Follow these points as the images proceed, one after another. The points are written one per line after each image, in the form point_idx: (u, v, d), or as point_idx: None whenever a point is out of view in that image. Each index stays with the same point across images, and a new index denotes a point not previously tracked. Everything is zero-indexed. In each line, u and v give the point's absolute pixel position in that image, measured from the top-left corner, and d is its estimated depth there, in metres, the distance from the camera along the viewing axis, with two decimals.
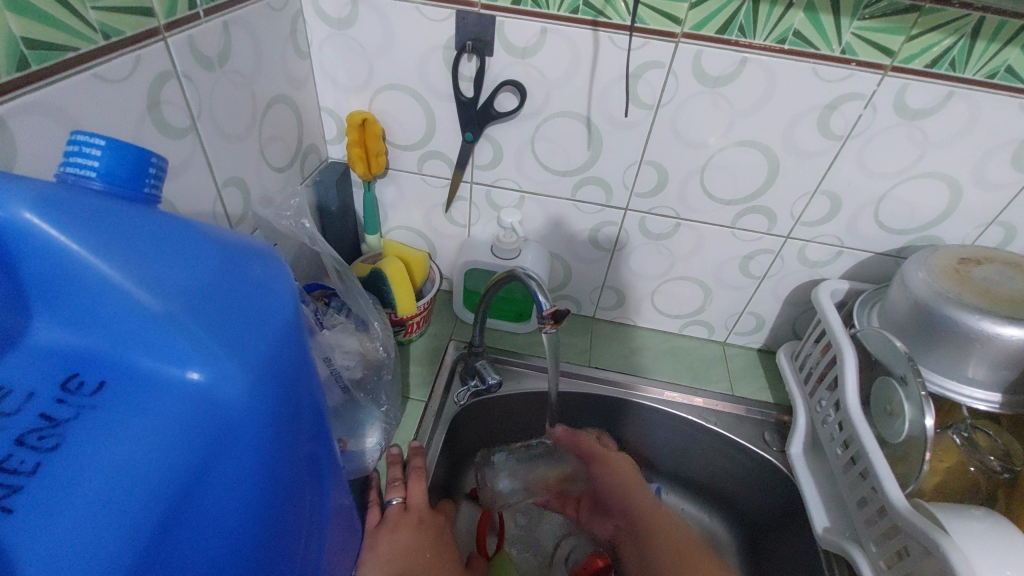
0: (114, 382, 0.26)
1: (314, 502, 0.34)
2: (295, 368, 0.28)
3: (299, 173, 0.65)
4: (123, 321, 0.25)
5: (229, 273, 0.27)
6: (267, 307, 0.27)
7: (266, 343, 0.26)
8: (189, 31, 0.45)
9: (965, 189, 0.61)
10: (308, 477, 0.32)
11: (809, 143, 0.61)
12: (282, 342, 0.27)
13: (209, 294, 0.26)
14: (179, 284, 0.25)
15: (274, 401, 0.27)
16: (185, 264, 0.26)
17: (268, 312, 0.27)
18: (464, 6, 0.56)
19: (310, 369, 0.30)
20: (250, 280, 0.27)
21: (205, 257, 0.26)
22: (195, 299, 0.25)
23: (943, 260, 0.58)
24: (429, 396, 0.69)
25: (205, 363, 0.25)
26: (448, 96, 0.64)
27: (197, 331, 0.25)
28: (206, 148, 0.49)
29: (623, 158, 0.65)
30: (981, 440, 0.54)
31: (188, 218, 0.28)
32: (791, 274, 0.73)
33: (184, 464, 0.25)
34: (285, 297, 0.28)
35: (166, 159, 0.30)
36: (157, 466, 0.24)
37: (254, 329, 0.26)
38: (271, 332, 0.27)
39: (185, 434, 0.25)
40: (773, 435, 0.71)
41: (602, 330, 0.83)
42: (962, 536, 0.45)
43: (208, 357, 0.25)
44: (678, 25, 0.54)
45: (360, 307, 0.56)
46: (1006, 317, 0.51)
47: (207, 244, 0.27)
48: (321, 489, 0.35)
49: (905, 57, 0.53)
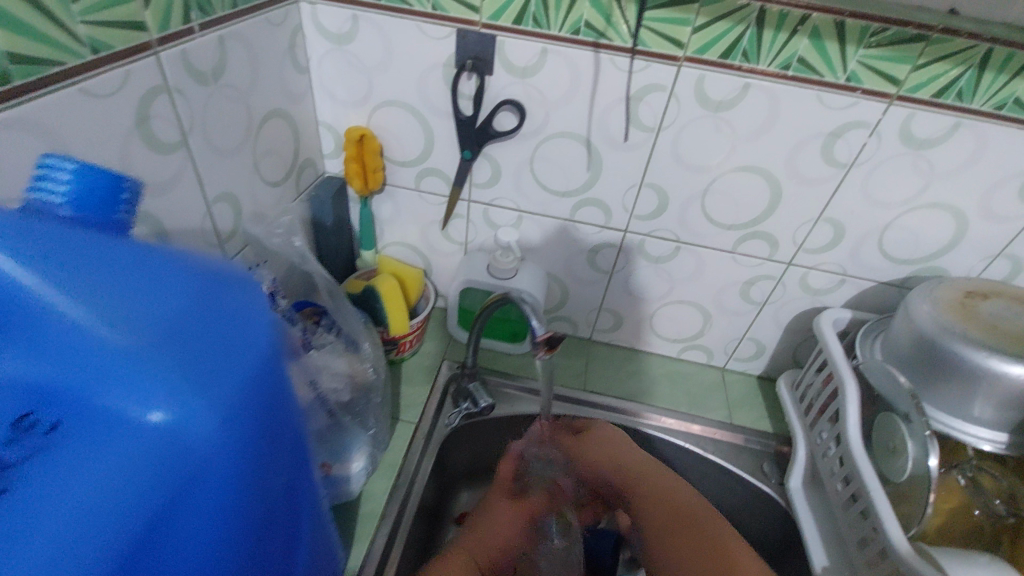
0: (71, 420, 0.24)
1: (287, 542, 0.33)
2: (273, 401, 0.28)
3: (293, 187, 0.64)
4: (84, 357, 0.24)
5: (206, 305, 0.26)
6: (244, 341, 0.26)
7: (242, 378, 0.26)
8: (183, 46, 0.44)
9: (971, 220, 0.60)
10: (286, 506, 0.32)
11: (812, 170, 0.59)
12: (259, 376, 0.26)
13: (182, 329, 0.25)
14: (148, 316, 0.24)
15: (244, 435, 0.26)
16: (156, 297, 0.25)
17: (245, 348, 0.26)
18: (465, 25, 0.56)
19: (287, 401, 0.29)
20: (228, 313, 0.26)
21: (182, 289, 0.26)
22: (168, 335, 0.25)
23: (948, 292, 0.57)
24: (419, 417, 0.67)
25: (172, 401, 0.24)
26: (447, 114, 0.63)
27: (164, 363, 0.24)
28: (197, 163, 0.48)
29: (623, 180, 0.64)
30: (986, 482, 0.52)
31: (163, 249, 0.27)
32: (793, 301, 0.71)
33: (144, 506, 0.23)
34: (261, 327, 0.27)
35: (140, 183, 0.30)
36: (114, 509, 0.23)
37: (229, 365, 0.25)
38: (244, 364, 0.26)
39: (146, 472, 0.24)
40: (771, 467, 0.69)
41: (599, 353, 0.81)
42: None
43: (175, 390, 0.24)
44: (680, 49, 0.54)
45: (352, 328, 0.55)
46: (1013, 354, 0.49)
47: (181, 276, 0.26)
48: (296, 528, 0.34)
49: (910, 87, 0.53)
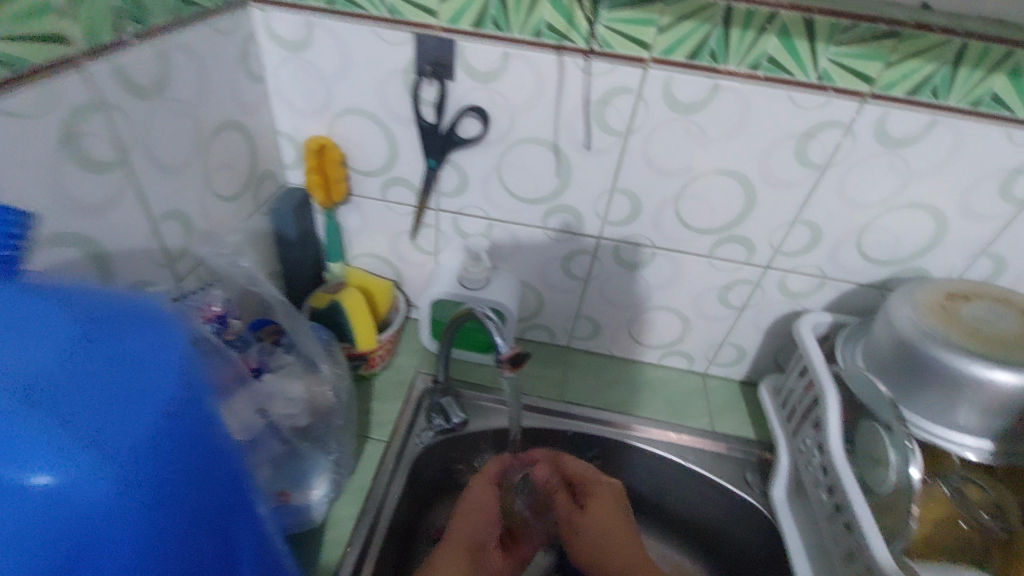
0: None
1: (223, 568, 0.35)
2: (181, 432, 0.31)
3: (251, 200, 0.62)
4: None
5: (111, 352, 0.30)
6: (143, 388, 0.29)
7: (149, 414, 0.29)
8: (116, 58, 0.41)
9: (950, 220, 0.58)
10: (215, 533, 0.34)
11: (786, 172, 0.58)
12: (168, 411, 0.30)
13: (88, 375, 0.28)
14: (32, 375, 0.27)
15: (145, 474, 0.29)
16: (42, 355, 0.27)
17: (151, 386, 0.30)
18: (423, 29, 0.54)
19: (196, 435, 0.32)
20: (129, 357, 0.30)
21: (71, 338, 0.29)
22: (72, 382, 0.28)
23: (930, 295, 0.55)
24: (390, 435, 0.65)
25: (65, 445, 0.26)
26: (409, 122, 0.61)
27: (55, 420, 0.26)
28: (139, 181, 0.46)
29: (593, 186, 0.62)
30: (972, 493, 0.51)
31: (53, 304, 0.30)
32: (772, 305, 0.69)
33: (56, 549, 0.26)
34: (158, 371, 0.30)
35: (28, 214, 0.31)
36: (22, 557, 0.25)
37: (134, 402, 0.29)
38: (141, 408, 0.29)
39: (49, 522, 0.26)
40: (754, 476, 0.67)
41: (577, 362, 0.79)
42: None
43: (66, 443, 0.26)
44: (646, 50, 0.52)
45: (309, 348, 0.53)
46: (996, 360, 0.47)
47: (69, 330, 0.29)
48: (235, 553, 0.36)
49: (884, 85, 0.51)
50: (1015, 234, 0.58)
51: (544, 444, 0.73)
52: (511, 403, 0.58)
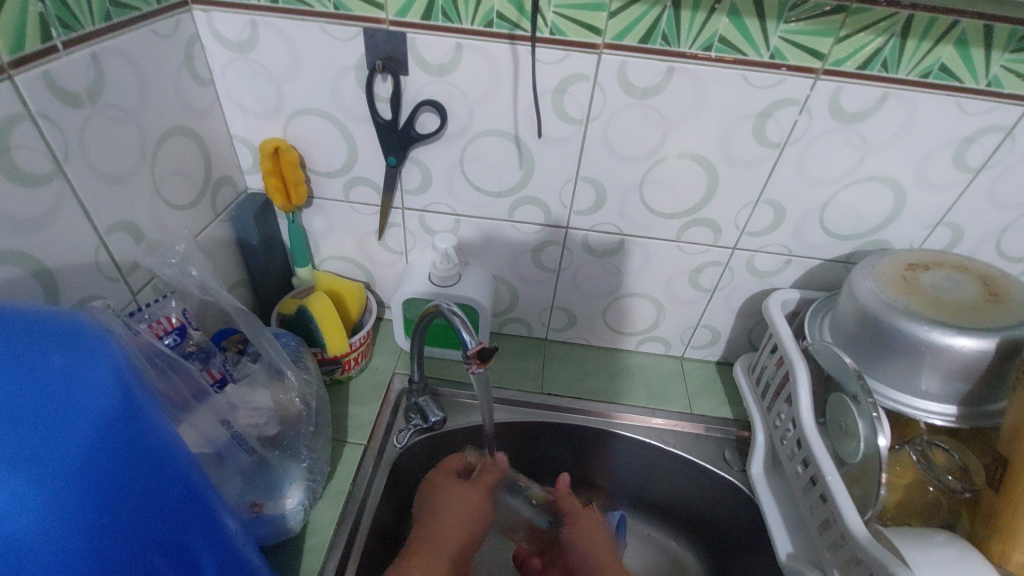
0: None
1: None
2: (125, 445, 0.30)
3: (208, 208, 0.60)
4: None
5: (34, 372, 0.27)
6: (81, 400, 0.28)
7: (83, 436, 0.27)
8: (45, 67, 0.40)
9: (908, 191, 0.59)
10: (168, 552, 0.32)
11: (745, 151, 0.58)
12: (105, 433, 0.28)
13: (7, 402, 0.26)
14: None
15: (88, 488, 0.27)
16: None
17: (86, 407, 0.28)
18: (372, 23, 0.53)
19: (145, 445, 0.31)
20: (62, 369, 0.28)
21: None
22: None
23: (890, 266, 0.56)
24: (368, 438, 0.64)
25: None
26: (366, 119, 0.59)
27: None
28: (81, 193, 0.44)
29: (557, 175, 0.62)
30: (938, 457, 0.50)
31: None
32: (742, 285, 0.70)
33: None
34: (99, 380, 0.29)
35: None
36: None
37: (69, 422, 0.27)
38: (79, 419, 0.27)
39: None
40: (733, 454, 0.68)
41: (555, 353, 0.79)
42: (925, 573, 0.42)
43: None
44: (599, 36, 0.52)
45: (272, 354, 0.53)
46: (955, 326, 0.48)
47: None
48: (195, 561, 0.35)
49: (835, 60, 0.51)
50: (971, 202, 0.59)
51: (525, 437, 0.73)
52: (485, 397, 0.58)
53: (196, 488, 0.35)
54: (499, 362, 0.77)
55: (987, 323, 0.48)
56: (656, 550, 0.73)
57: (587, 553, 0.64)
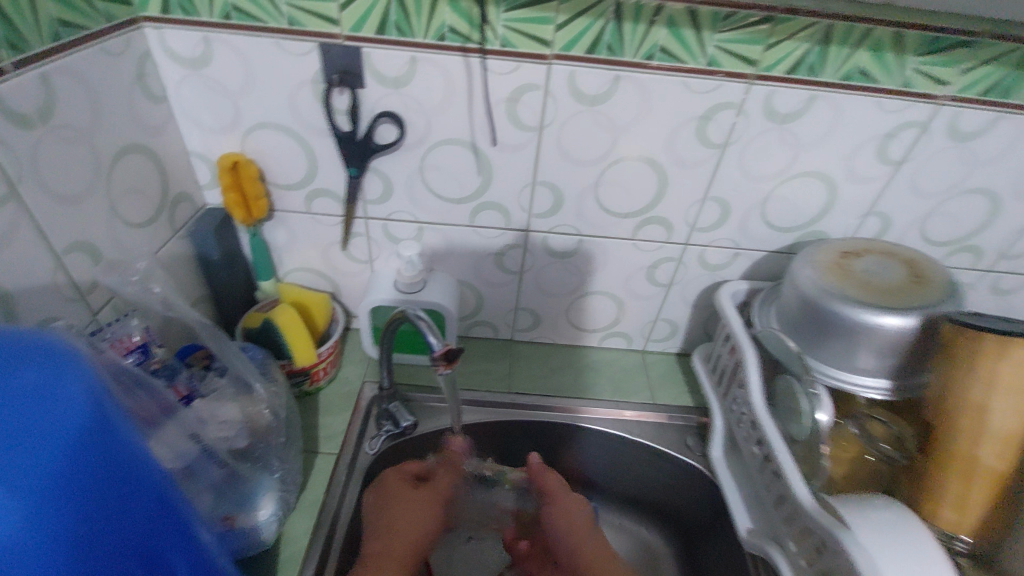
0: None
1: None
2: (100, 459, 0.30)
3: (167, 225, 0.60)
4: None
5: (5, 388, 0.28)
6: (55, 415, 0.28)
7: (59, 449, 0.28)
8: None
9: (839, 184, 0.64)
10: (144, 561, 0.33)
11: (690, 152, 0.61)
12: (80, 446, 0.29)
13: None
14: None
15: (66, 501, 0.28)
16: None
17: (60, 421, 0.28)
18: (327, 39, 0.54)
19: (120, 457, 0.31)
20: (33, 386, 0.29)
21: None
22: None
23: (826, 255, 0.60)
24: (340, 449, 0.64)
25: None
26: (325, 132, 0.60)
27: None
28: (35, 214, 0.44)
29: (514, 180, 0.64)
30: (876, 429, 0.55)
31: None
32: (695, 279, 0.73)
33: None
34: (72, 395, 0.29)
35: None
36: None
37: (44, 436, 0.27)
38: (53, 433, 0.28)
39: None
40: (695, 440, 0.72)
41: (522, 354, 0.81)
42: (860, 528, 0.45)
43: None
44: (548, 47, 0.54)
45: (239, 367, 0.54)
46: (884, 307, 0.53)
47: None
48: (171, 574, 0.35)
49: (765, 66, 0.55)
50: (896, 192, 0.64)
51: (497, 437, 0.74)
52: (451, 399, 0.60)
53: (171, 501, 0.36)
54: (468, 365, 0.79)
55: (913, 302, 0.53)
56: (628, 538, 0.76)
57: (565, 533, 0.62)
